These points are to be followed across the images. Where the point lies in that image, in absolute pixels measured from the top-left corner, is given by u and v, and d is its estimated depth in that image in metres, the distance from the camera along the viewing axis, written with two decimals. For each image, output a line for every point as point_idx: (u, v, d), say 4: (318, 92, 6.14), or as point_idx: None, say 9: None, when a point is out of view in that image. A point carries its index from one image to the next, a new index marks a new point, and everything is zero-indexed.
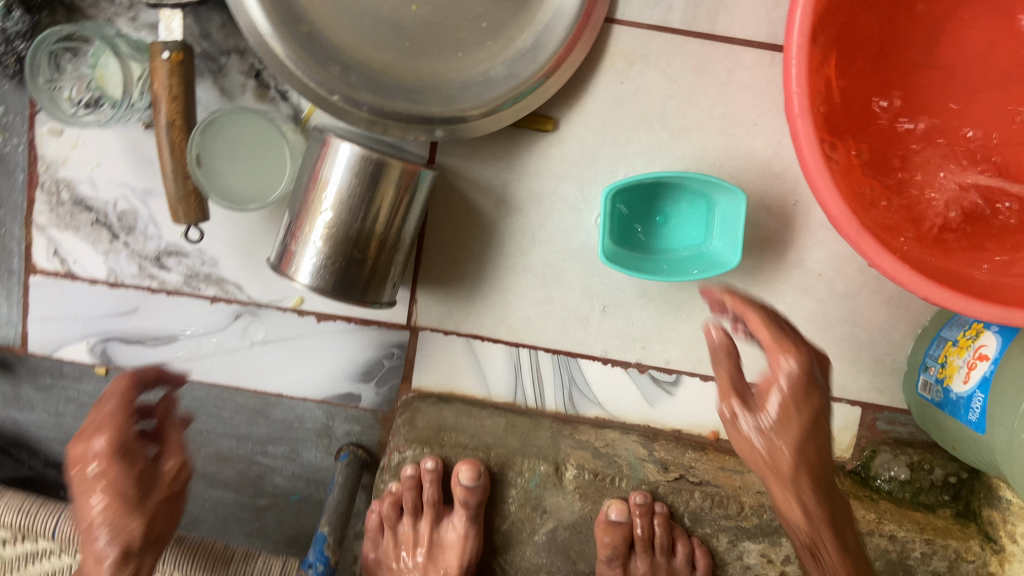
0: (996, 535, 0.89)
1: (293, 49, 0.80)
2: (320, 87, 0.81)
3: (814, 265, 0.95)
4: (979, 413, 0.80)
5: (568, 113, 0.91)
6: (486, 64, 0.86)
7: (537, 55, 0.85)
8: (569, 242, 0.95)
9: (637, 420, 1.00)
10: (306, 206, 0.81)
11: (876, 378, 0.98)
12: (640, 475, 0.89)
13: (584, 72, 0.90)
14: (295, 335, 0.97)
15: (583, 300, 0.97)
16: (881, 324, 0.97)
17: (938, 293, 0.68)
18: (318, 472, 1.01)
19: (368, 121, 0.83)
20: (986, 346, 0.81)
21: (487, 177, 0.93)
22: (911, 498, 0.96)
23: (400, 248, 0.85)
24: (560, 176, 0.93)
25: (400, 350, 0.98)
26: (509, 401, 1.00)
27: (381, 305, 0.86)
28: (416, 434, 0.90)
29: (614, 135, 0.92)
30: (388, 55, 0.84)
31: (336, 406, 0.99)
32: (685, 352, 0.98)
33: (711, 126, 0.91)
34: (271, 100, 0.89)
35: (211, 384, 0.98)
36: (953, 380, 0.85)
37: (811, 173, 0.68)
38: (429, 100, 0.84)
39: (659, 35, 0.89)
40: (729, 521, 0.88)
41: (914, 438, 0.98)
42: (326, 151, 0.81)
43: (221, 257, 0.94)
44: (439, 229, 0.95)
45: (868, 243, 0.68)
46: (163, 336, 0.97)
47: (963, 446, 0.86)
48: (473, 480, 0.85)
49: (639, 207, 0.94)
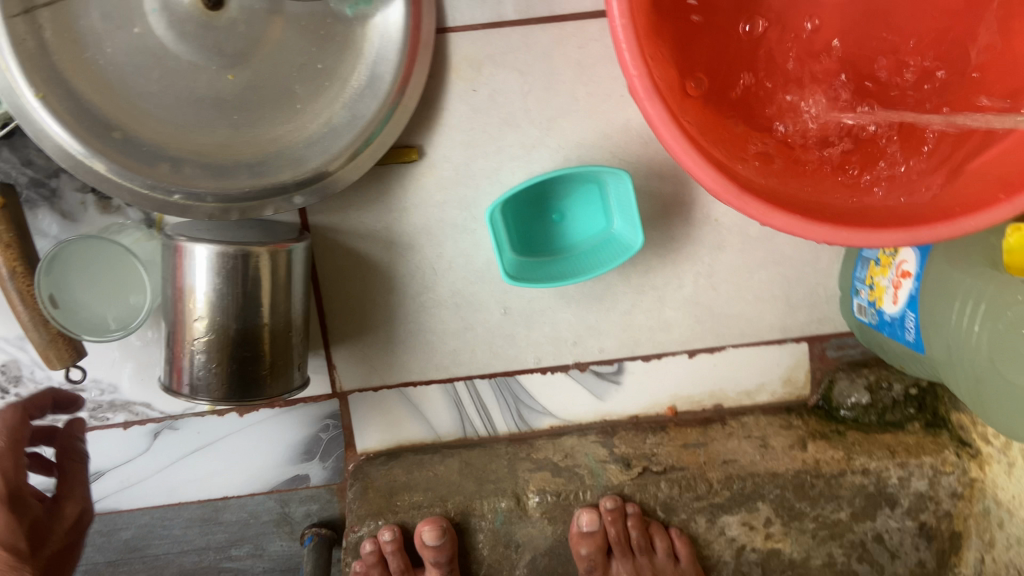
0: (970, 439, 0.86)
1: (114, 160, 0.74)
2: (157, 190, 0.75)
3: (723, 217, 0.91)
4: (914, 333, 0.76)
5: (429, 136, 0.86)
6: (326, 112, 0.80)
7: (376, 89, 0.80)
8: (471, 265, 0.90)
9: (592, 418, 0.98)
10: (179, 318, 0.76)
11: (814, 310, 0.96)
12: (603, 481, 0.87)
13: (432, 90, 0.85)
14: (221, 436, 0.93)
15: (502, 317, 0.92)
16: (807, 257, 0.93)
17: (839, 234, 0.66)
18: (288, 560, 1.00)
19: (221, 210, 0.78)
20: (907, 262, 0.77)
21: (367, 224, 0.88)
22: (879, 420, 0.94)
23: (293, 329, 0.80)
24: (441, 201, 0.88)
25: (334, 420, 0.94)
26: (459, 435, 0.97)
27: (294, 391, 0.81)
28: (368, 506, 0.86)
29: (484, 145, 0.87)
30: (220, 134, 0.78)
31: (286, 492, 0.96)
32: (620, 339, 0.95)
33: (579, 109, 0.87)
34: (117, 209, 0.83)
35: (151, 507, 0.95)
36: (884, 302, 0.82)
37: (675, 151, 0.66)
38: (275, 169, 0.78)
39: (498, 30, 0.83)
40: (702, 501, 0.86)
41: (867, 357, 0.97)
42: (181, 258, 0.75)
43: (120, 381, 0.88)
44: (333, 288, 0.89)
45: (753, 206, 0.66)
46: (87, 475, 0.93)
47: (910, 364, 0.83)
48: (437, 539, 0.81)
49: (533, 210, 0.90)
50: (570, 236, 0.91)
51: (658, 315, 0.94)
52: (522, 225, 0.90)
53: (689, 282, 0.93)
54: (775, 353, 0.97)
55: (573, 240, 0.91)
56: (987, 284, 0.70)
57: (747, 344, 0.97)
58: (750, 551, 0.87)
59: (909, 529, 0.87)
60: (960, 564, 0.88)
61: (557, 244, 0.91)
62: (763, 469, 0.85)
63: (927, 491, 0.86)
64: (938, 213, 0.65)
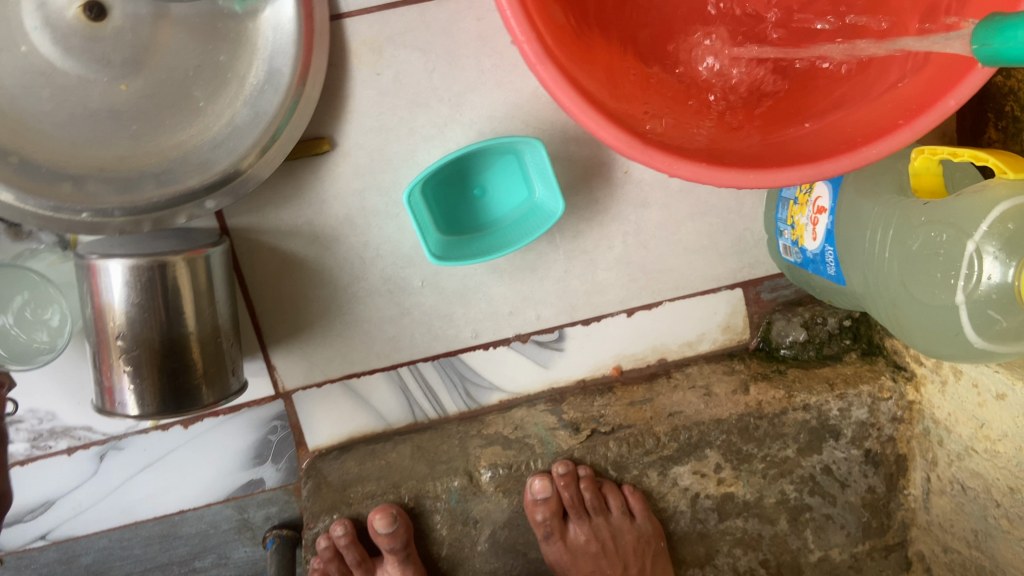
0: (904, 363, 0.88)
1: (12, 184, 0.72)
2: (61, 212, 0.74)
3: (643, 173, 0.91)
4: (834, 266, 0.78)
5: (339, 125, 0.85)
6: (228, 112, 0.79)
7: (276, 84, 0.78)
8: (399, 249, 0.90)
9: (540, 388, 0.98)
10: (102, 337, 0.75)
11: (744, 256, 0.97)
12: (554, 447, 0.87)
13: (336, 79, 0.84)
14: (168, 450, 0.92)
15: (437, 298, 0.92)
16: (730, 204, 0.94)
17: (747, 177, 0.65)
18: (254, 565, 1.00)
19: (130, 223, 0.77)
20: (821, 199, 0.80)
21: (287, 221, 0.87)
22: (818, 355, 0.96)
23: (222, 335, 0.79)
24: (360, 190, 0.87)
25: (281, 421, 0.93)
26: (410, 421, 0.97)
27: (231, 395, 0.81)
28: (321, 501, 0.86)
29: (396, 129, 0.86)
30: (121, 146, 0.77)
31: (243, 498, 0.95)
32: (558, 306, 0.95)
33: (486, 81, 0.86)
34: (27, 235, 0.79)
35: (108, 530, 0.94)
36: (805, 239, 0.83)
37: (574, 111, 0.65)
38: (182, 175, 0.78)
39: (394, 11, 0.82)
40: (651, 456, 0.86)
41: (801, 296, 0.99)
42: (95, 275, 0.74)
43: (56, 407, 0.87)
44: (262, 288, 0.89)
45: (660, 158, 0.65)
46: (37, 505, 0.92)
47: (838, 296, 0.85)
48: (389, 526, 0.81)
49: (453, 189, 0.89)
50: (493, 211, 0.91)
51: (592, 278, 0.95)
52: (445, 205, 0.90)
53: (619, 243, 0.94)
54: (711, 302, 0.98)
55: (497, 215, 0.91)
56: (892, 213, 0.69)
57: (684, 297, 0.97)
58: (705, 498, 0.88)
59: (855, 457, 0.89)
60: (909, 486, 0.90)
61: (482, 221, 0.91)
62: (708, 417, 0.87)
63: (869, 418, 0.88)
64: (843, 145, 0.65)
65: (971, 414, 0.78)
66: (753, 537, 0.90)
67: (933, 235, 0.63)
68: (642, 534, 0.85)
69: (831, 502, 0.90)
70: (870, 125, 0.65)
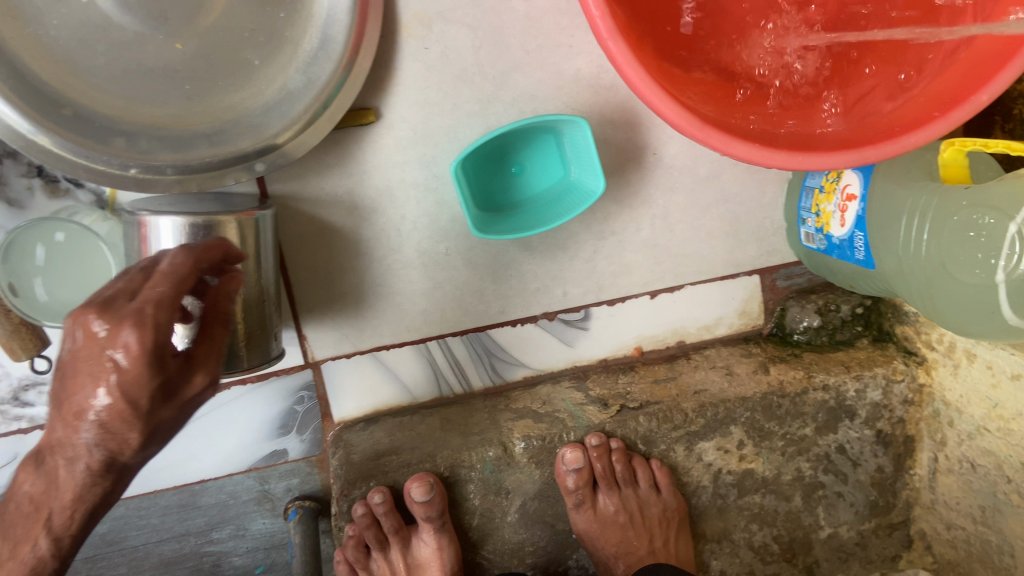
0: (915, 348, 0.93)
1: (65, 136, 0.71)
2: (113, 166, 0.73)
3: (674, 159, 0.94)
4: (864, 250, 0.81)
5: (385, 97, 0.85)
6: (280, 77, 0.79)
7: (330, 52, 0.78)
8: (435, 224, 0.91)
9: (564, 365, 1.00)
10: None
11: (763, 243, 1.00)
12: (585, 422, 0.90)
13: (385, 51, 0.84)
14: (194, 417, 0.91)
15: (470, 274, 0.94)
16: (753, 192, 0.98)
17: (792, 159, 0.68)
18: (271, 537, 1.01)
19: (180, 182, 0.76)
20: (851, 186, 0.82)
21: (328, 190, 0.87)
22: (830, 340, 1.00)
23: (267, 298, 0.80)
24: (401, 163, 0.88)
25: (309, 392, 0.93)
26: (436, 395, 0.98)
27: (273, 360, 0.81)
28: (356, 470, 0.86)
29: (440, 104, 0.87)
30: (173, 105, 0.76)
31: (266, 469, 0.95)
32: (584, 287, 0.97)
33: (530, 61, 0.88)
34: (66, 192, 0.80)
35: (127, 498, 0.93)
36: (832, 226, 0.86)
37: (639, 88, 0.66)
38: (234, 137, 0.78)
39: None
40: (679, 431, 0.89)
41: (813, 284, 1.03)
42: (145, 232, 0.73)
43: None
44: (298, 256, 0.89)
45: (714, 137, 0.68)
46: None
47: (860, 281, 0.89)
48: (427, 494, 0.82)
49: (491, 164, 0.91)
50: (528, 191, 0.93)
51: (619, 259, 0.97)
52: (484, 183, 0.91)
53: (647, 226, 0.96)
54: (730, 287, 1.01)
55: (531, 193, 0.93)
56: (929, 197, 0.74)
57: (704, 281, 1.00)
58: (726, 474, 0.92)
59: (868, 437, 0.94)
60: (915, 465, 0.95)
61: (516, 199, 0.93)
62: (733, 394, 0.90)
63: (882, 400, 0.92)
64: (882, 133, 0.69)
65: (984, 395, 0.83)
66: (768, 513, 0.94)
67: (977, 217, 0.67)
68: (667, 507, 0.90)
69: (843, 481, 0.95)
70: (907, 115, 0.69)
